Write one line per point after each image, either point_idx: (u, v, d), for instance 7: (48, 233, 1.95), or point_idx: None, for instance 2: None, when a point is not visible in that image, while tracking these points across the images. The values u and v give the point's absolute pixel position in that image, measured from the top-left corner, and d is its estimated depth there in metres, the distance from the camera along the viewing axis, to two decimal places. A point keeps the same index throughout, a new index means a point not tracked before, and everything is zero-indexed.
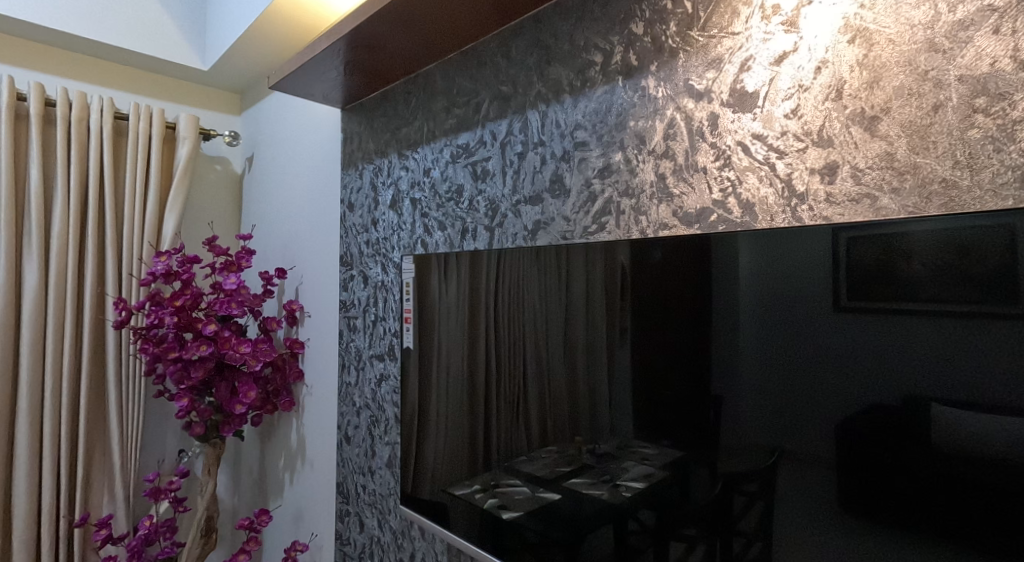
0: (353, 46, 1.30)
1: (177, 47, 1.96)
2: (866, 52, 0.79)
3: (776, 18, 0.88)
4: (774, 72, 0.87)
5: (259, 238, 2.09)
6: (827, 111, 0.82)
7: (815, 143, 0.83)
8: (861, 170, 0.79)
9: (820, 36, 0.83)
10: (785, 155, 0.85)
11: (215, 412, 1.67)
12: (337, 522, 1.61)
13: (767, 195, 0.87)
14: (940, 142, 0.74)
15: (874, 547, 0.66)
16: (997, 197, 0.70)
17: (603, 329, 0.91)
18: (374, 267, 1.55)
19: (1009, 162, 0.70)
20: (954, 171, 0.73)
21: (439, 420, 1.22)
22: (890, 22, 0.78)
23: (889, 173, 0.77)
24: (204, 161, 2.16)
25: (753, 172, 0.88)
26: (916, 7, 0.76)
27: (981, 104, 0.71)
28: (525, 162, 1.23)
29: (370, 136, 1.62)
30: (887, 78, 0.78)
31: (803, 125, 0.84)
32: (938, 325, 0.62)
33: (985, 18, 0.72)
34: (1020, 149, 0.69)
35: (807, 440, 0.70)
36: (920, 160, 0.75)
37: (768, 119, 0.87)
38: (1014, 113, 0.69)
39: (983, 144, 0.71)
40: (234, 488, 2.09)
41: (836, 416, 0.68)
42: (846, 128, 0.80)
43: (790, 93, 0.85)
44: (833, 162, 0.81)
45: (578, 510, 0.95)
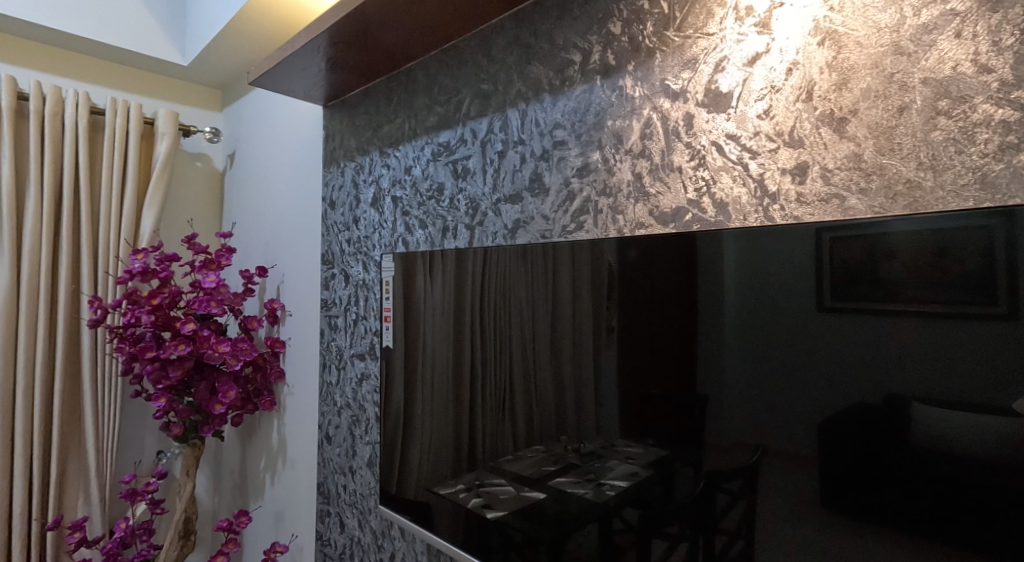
0: (334, 42, 1.29)
1: (155, 42, 1.92)
2: (835, 54, 0.82)
3: (749, 19, 0.90)
4: (747, 73, 0.89)
5: (239, 236, 2.06)
6: (798, 112, 0.84)
7: (786, 144, 0.85)
8: (830, 171, 0.82)
9: (790, 37, 0.86)
10: (758, 155, 0.88)
11: (194, 412, 1.64)
12: (318, 523, 1.60)
13: (740, 195, 0.89)
14: (905, 143, 0.77)
15: (847, 539, 0.69)
16: (958, 198, 0.73)
17: (589, 328, 0.92)
18: (356, 266, 1.55)
19: (970, 164, 0.73)
20: (918, 172, 0.76)
21: (424, 419, 1.22)
22: (858, 25, 0.80)
23: (857, 174, 0.80)
24: (184, 157, 2.12)
25: (728, 171, 0.91)
26: (882, 11, 0.79)
27: (944, 106, 0.74)
28: (505, 161, 1.24)
29: (351, 134, 1.61)
30: (856, 80, 0.80)
31: (775, 126, 0.86)
32: (912, 323, 0.65)
33: (948, 22, 0.75)
34: (980, 151, 0.72)
35: (785, 435, 0.73)
36: (886, 160, 0.78)
37: (742, 119, 0.90)
38: (974, 115, 0.73)
39: (945, 145, 0.74)
40: (213, 489, 2.06)
41: (812, 412, 0.71)
42: (817, 129, 0.83)
43: (762, 94, 0.88)
44: (803, 163, 0.84)
45: (564, 510, 0.96)
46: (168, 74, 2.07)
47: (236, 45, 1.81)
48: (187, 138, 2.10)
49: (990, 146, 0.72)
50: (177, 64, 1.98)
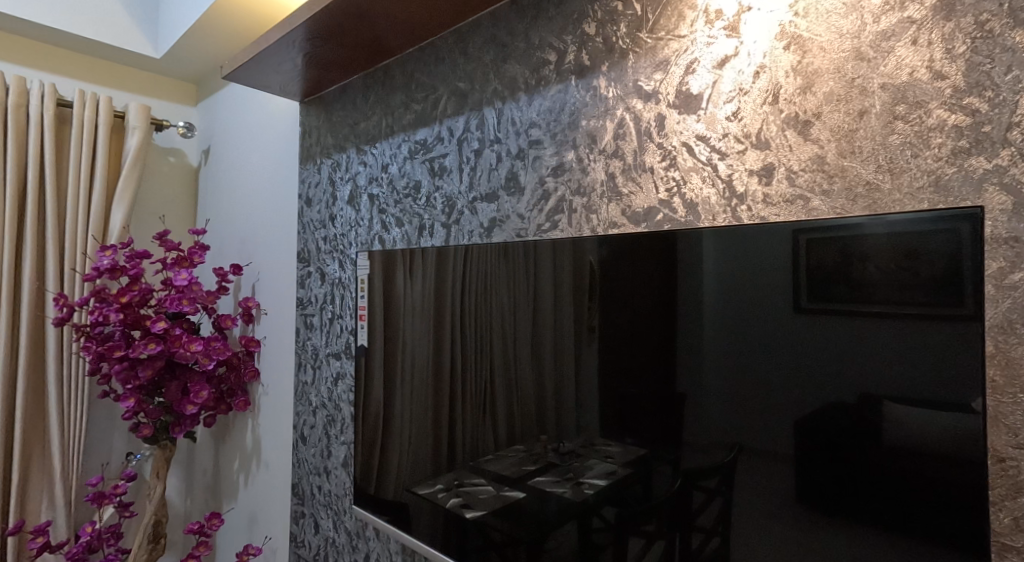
0: (309, 37, 1.27)
1: (127, 36, 1.86)
2: (800, 59, 0.84)
3: (718, 23, 0.92)
4: (716, 76, 0.91)
5: (213, 233, 2.02)
6: (765, 114, 0.87)
7: (753, 145, 0.87)
8: (795, 173, 0.84)
9: (758, 41, 0.88)
10: (727, 156, 0.90)
11: (166, 412, 1.61)
12: (292, 524, 1.58)
13: (709, 195, 0.91)
14: (864, 147, 0.78)
15: (816, 533, 0.71)
16: (914, 199, 0.75)
17: (570, 327, 0.94)
18: (332, 264, 1.53)
19: (924, 167, 0.75)
20: (877, 175, 0.77)
21: (403, 418, 1.22)
22: (822, 31, 0.82)
23: (820, 176, 0.82)
24: (156, 152, 2.06)
25: (697, 172, 0.93)
26: (844, 17, 0.81)
27: (901, 112, 0.76)
28: (481, 159, 1.25)
29: (328, 130, 1.59)
30: (819, 84, 0.82)
31: (743, 128, 0.88)
32: (883, 323, 0.67)
33: (905, 29, 0.77)
34: (935, 155, 0.74)
35: (755, 432, 0.75)
36: (847, 163, 0.79)
37: (711, 121, 0.92)
38: (929, 120, 0.75)
39: (902, 149, 0.76)
40: (186, 491, 2.02)
41: (781, 408, 0.73)
42: (782, 132, 0.85)
43: (731, 96, 0.90)
44: (770, 164, 0.86)
45: (543, 508, 0.97)
46: (139, 67, 2.01)
47: (209, 38, 1.77)
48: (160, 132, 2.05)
49: (943, 150, 0.73)
50: (148, 56, 1.92)
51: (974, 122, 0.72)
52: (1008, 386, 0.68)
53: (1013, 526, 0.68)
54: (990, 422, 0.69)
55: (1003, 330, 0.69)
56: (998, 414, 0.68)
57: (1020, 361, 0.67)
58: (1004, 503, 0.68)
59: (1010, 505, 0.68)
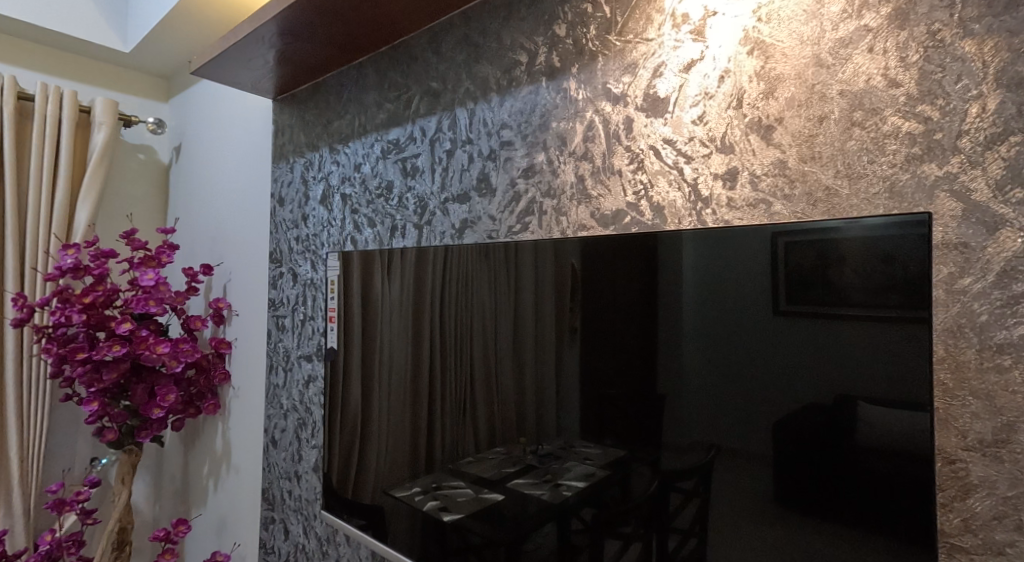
0: (279, 33, 1.25)
1: (93, 27, 1.83)
2: (763, 64, 0.86)
3: (685, 27, 0.94)
4: (683, 79, 0.94)
5: (182, 231, 1.98)
6: (729, 118, 0.89)
7: (718, 149, 0.90)
8: (757, 177, 0.86)
9: (723, 46, 0.90)
10: (692, 160, 0.92)
11: (131, 416, 1.57)
12: (261, 530, 1.56)
13: (675, 199, 0.94)
14: (824, 152, 0.81)
15: (784, 534, 0.73)
16: (870, 205, 0.78)
17: (552, 330, 0.95)
18: (304, 264, 1.51)
19: (880, 173, 0.77)
20: (835, 180, 0.80)
21: (381, 420, 1.22)
22: (784, 36, 0.85)
23: (782, 180, 0.84)
24: (125, 149, 2.02)
25: (664, 176, 0.95)
26: (805, 24, 0.83)
27: (858, 118, 0.79)
28: (453, 160, 1.25)
29: (301, 129, 1.57)
30: (781, 89, 0.85)
31: (708, 132, 0.91)
32: (859, 328, 0.68)
33: (862, 37, 0.79)
34: (890, 161, 0.77)
35: (725, 431, 0.77)
36: (808, 168, 0.82)
37: (677, 124, 0.94)
38: (884, 127, 0.77)
39: (859, 155, 0.79)
40: (154, 497, 1.97)
41: (750, 409, 0.75)
42: (746, 136, 0.87)
43: (696, 100, 0.92)
44: (734, 168, 0.89)
45: (521, 510, 0.99)
46: (104, 59, 1.97)
47: (177, 32, 1.73)
48: (128, 128, 2.01)
49: (898, 157, 0.76)
50: (117, 50, 1.89)
51: (926, 129, 0.74)
52: (957, 389, 0.71)
53: (962, 526, 0.71)
54: (941, 424, 0.72)
55: (953, 334, 0.72)
56: (948, 416, 0.72)
57: (968, 364, 0.71)
58: (954, 504, 0.71)
59: (959, 507, 0.71)
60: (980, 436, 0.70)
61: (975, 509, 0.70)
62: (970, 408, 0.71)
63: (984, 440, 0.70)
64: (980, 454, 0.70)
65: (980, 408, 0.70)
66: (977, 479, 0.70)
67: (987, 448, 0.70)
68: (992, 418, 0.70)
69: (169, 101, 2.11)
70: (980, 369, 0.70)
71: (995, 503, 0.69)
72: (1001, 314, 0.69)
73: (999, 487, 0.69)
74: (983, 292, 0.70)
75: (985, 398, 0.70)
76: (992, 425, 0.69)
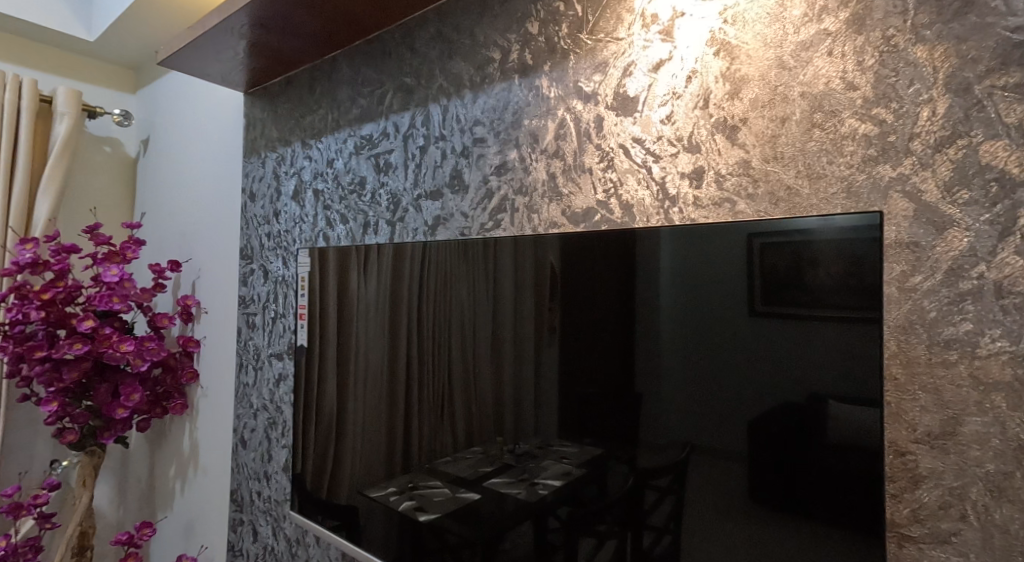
0: (248, 25, 1.23)
1: (57, 14, 1.77)
2: (729, 65, 0.88)
3: (654, 27, 0.95)
4: (652, 79, 0.95)
5: (151, 227, 1.93)
6: (696, 118, 0.91)
7: (685, 149, 0.92)
8: (722, 176, 0.88)
9: (690, 46, 0.92)
10: (660, 159, 0.94)
11: (94, 417, 1.52)
12: (229, 532, 1.53)
13: (644, 197, 0.95)
14: (786, 152, 0.83)
15: (750, 528, 0.75)
16: (828, 205, 0.80)
17: (531, 329, 0.95)
18: (275, 261, 1.48)
19: (838, 174, 0.79)
20: (796, 180, 0.82)
21: (356, 420, 1.21)
22: (748, 39, 0.87)
23: (746, 180, 0.86)
24: (91, 142, 1.96)
25: (633, 174, 0.96)
26: (768, 26, 0.85)
27: (818, 119, 0.81)
28: (426, 156, 1.24)
29: (273, 123, 1.54)
30: (746, 90, 0.87)
31: (676, 131, 0.92)
32: (832, 329, 0.70)
33: (822, 41, 0.81)
34: (847, 162, 0.79)
35: (696, 427, 0.79)
36: (770, 168, 0.84)
37: (647, 124, 0.95)
38: (842, 129, 0.79)
39: (818, 155, 0.80)
40: (118, 501, 1.91)
41: (721, 405, 0.77)
42: (712, 136, 0.89)
43: (665, 100, 0.94)
44: (700, 167, 0.90)
45: (498, 510, 0.99)
46: (68, 48, 1.90)
47: (144, 22, 1.68)
48: (93, 119, 1.94)
49: (855, 158, 0.78)
50: (81, 39, 1.83)
51: (881, 131, 0.76)
52: (907, 383, 0.73)
53: (911, 516, 0.73)
54: (893, 418, 0.74)
55: (904, 330, 0.74)
56: (899, 409, 0.74)
57: (918, 359, 0.73)
58: (903, 495, 0.74)
59: (908, 498, 0.73)
60: (928, 429, 0.72)
61: (924, 499, 0.72)
62: (919, 402, 0.73)
63: (932, 433, 0.72)
64: (929, 446, 0.72)
65: (929, 402, 0.72)
66: (926, 470, 0.72)
67: (935, 440, 0.72)
68: (940, 412, 0.72)
69: (138, 92, 2.05)
70: (929, 364, 0.72)
71: (942, 494, 0.71)
72: (949, 310, 0.71)
73: (946, 477, 0.71)
74: (932, 289, 0.72)
75: (933, 392, 0.72)
76: (940, 418, 0.72)
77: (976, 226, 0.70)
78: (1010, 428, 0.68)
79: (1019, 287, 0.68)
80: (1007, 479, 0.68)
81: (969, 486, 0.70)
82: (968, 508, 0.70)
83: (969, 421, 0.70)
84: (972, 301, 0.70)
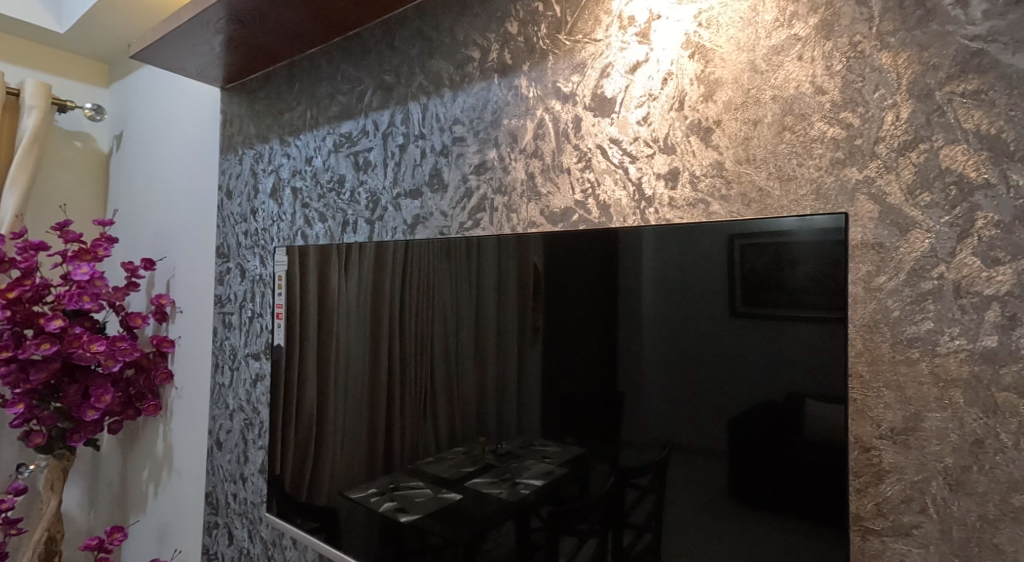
0: (222, 20, 1.20)
1: (25, 5, 1.71)
2: (704, 68, 0.89)
3: (631, 29, 0.96)
4: (629, 80, 0.96)
5: (124, 224, 1.89)
6: (672, 120, 0.92)
7: (661, 150, 0.92)
8: (697, 177, 0.89)
9: (666, 49, 0.93)
10: (637, 160, 0.95)
11: (63, 419, 1.48)
12: (204, 536, 1.50)
13: (621, 197, 0.96)
14: (758, 155, 0.84)
15: (726, 523, 0.77)
16: (798, 206, 0.81)
17: (514, 329, 0.95)
18: (252, 260, 1.46)
19: (808, 176, 0.81)
20: (768, 182, 0.83)
21: (337, 421, 1.20)
22: (723, 42, 0.88)
23: (719, 181, 0.87)
24: (60, 137, 1.91)
25: (610, 174, 0.97)
26: (742, 30, 0.86)
27: (789, 122, 0.82)
28: (406, 155, 1.24)
29: (250, 120, 1.52)
30: (720, 93, 0.88)
31: (652, 132, 0.93)
32: (810, 330, 0.71)
33: (792, 45, 0.82)
34: (816, 164, 0.80)
35: (676, 425, 0.80)
36: (743, 169, 0.85)
37: (623, 125, 0.96)
38: (811, 132, 0.81)
39: (789, 157, 0.82)
40: (87, 506, 1.86)
41: (701, 404, 0.78)
42: (687, 137, 0.90)
43: (641, 101, 0.95)
44: (675, 169, 0.91)
45: (479, 510, 0.99)
46: (37, 41, 1.85)
47: (115, 13, 1.64)
48: (63, 113, 1.89)
49: (824, 161, 0.80)
50: (51, 31, 1.77)
51: (848, 135, 0.78)
52: (872, 380, 0.75)
53: (875, 510, 0.75)
54: (858, 415, 0.76)
55: (869, 329, 0.76)
56: (864, 406, 0.76)
57: (883, 357, 0.75)
58: (867, 490, 0.75)
59: (872, 492, 0.75)
60: (892, 425, 0.74)
61: (887, 493, 0.74)
62: (883, 399, 0.74)
63: (895, 429, 0.74)
64: (892, 441, 0.74)
65: (893, 399, 0.74)
66: (889, 465, 0.74)
67: (897, 435, 0.74)
68: (902, 408, 0.73)
69: (110, 87, 2.00)
70: (893, 362, 0.74)
71: (904, 488, 0.73)
72: (911, 309, 0.73)
73: (907, 472, 0.73)
74: (896, 289, 0.74)
75: (896, 389, 0.74)
76: (902, 414, 0.73)
77: (937, 227, 0.72)
78: (967, 424, 0.70)
79: (977, 287, 0.70)
80: (965, 473, 0.70)
81: (929, 480, 0.72)
82: (928, 501, 0.72)
83: (929, 416, 0.72)
84: (932, 300, 0.72)
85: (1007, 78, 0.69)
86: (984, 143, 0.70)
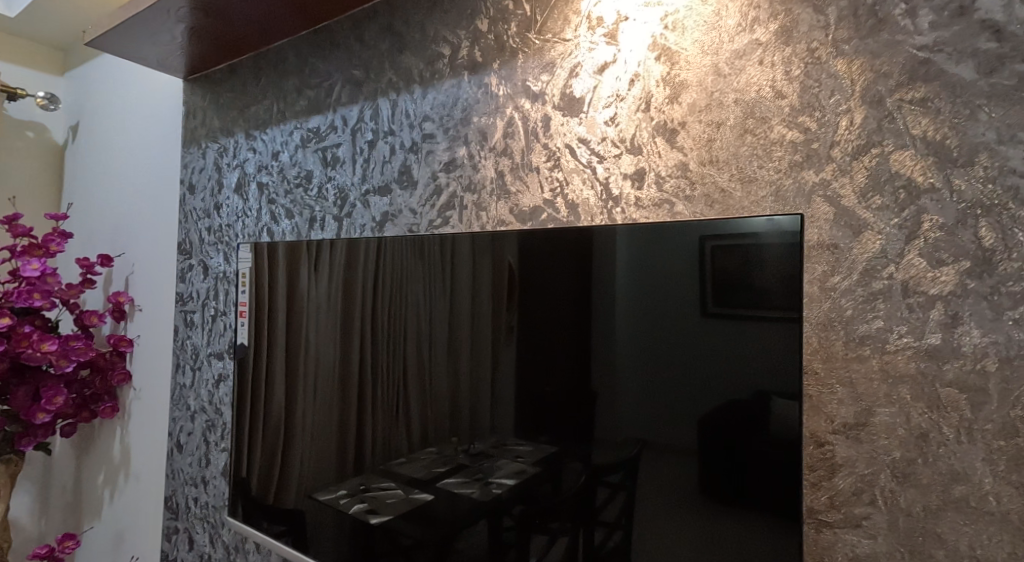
0: (182, 9, 1.16)
1: None
2: (670, 70, 0.90)
3: (599, 29, 0.96)
4: (597, 81, 0.96)
5: (79, 219, 1.82)
6: (638, 121, 0.92)
7: (628, 150, 0.93)
8: (662, 178, 0.90)
9: (633, 50, 0.93)
10: (604, 160, 0.95)
11: (10, 422, 1.41)
12: (163, 541, 1.46)
13: (588, 197, 0.96)
14: (722, 156, 0.85)
15: (692, 518, 0.77)
16: (759, 207, 0.82)
17: (488, 328, 0.95)
18: (216, 256, 1.42)
19: (767, 178, 0.82)
20: (730, 183, 0.85)
21: (305, 422, 1.17)
22: (688, 45, 0.89)
23: (683, 182, 0.88)
24: (11, 127, 1.83)
25: (578, 173, 0.97)
26: (706, 34, 0.87)
27: (750, 125, 0.83)
28: (374, 151, 1.22)
29: (214, 113, 1.47)
30: (685, 95, 0.89)
31: (619, 133, 0.94)
32: (778, 330, 0.71)
33: (753, 50, 0.84)
34: (776, 167, 0.82)
35: (646, 423, 0.81)
36: (706, 170, 0.86)
37: (592, 125, 0.96)
38: (771, 135, 0.82)
39: (750, 159, 0.83)
40: (38, 512, 1.79)
41: (672, 403, 0.79)
42: (653, 138, 0.91)
43: (609, 102, 0.95)
44: (641, 169, 0.92)
45: (451, 510, 0.98)
46: None
47: None
48: (13, 102, 1.81)
49: (783, 163, 0.81)
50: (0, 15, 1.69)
51: (806, 138, 0.80)
52: (827, 377, 0.77)
53: (828, 503, 0.77)
54: (812, 410, 0.78)
55: (824, 327, 0.77)
56: (819, 402, 0.78)
57: (837, 354, 0.76)
58: (821, 484, 0.77)
59: (826, 485, 0.77)
60: (845, 420, 0.76)
61: (840, 487, 0.76)
62: (837, 395, 0.76)
63: (848, 424, 0.76)
64: (844, 436, 0.76)
65: (846, 396, 0.76)
66: (841, 459, 0.76)
67: (850, 430, 0.76)
68: (854, 404, 0.75)
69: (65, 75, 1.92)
70: (846, 359, 0.76)
71: (856, 481, 0.75)
72: (863, 309, 0.75)
73: (859, 466, 0.75)
74: (849, 289, 0.76)
75: (849, 386, 0.76)
76: (854, 410, 0.75)
77: (888, 229, 0.74)
78: (913, 418, 0.72)
79: (923, 287, 0.72)
80: (911, 466, 0.72)
81: (878, 473, 0.74)
82: (877, 494, 0.74)
83: (879, 412, 0.74)
84: (883, 300, 0.74)
85: (952, 86, 0.71)
86: (930, 149, 0.72)
